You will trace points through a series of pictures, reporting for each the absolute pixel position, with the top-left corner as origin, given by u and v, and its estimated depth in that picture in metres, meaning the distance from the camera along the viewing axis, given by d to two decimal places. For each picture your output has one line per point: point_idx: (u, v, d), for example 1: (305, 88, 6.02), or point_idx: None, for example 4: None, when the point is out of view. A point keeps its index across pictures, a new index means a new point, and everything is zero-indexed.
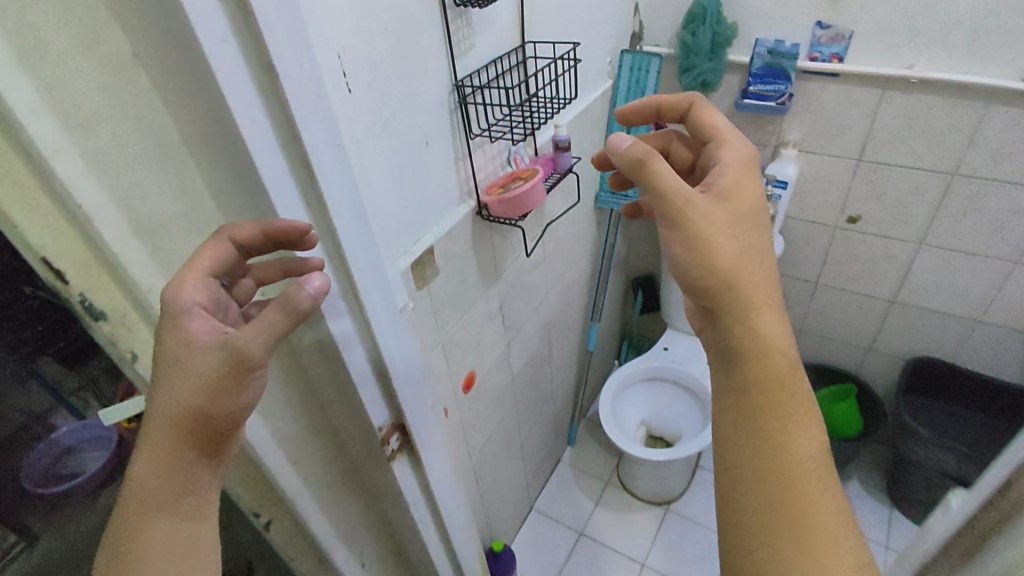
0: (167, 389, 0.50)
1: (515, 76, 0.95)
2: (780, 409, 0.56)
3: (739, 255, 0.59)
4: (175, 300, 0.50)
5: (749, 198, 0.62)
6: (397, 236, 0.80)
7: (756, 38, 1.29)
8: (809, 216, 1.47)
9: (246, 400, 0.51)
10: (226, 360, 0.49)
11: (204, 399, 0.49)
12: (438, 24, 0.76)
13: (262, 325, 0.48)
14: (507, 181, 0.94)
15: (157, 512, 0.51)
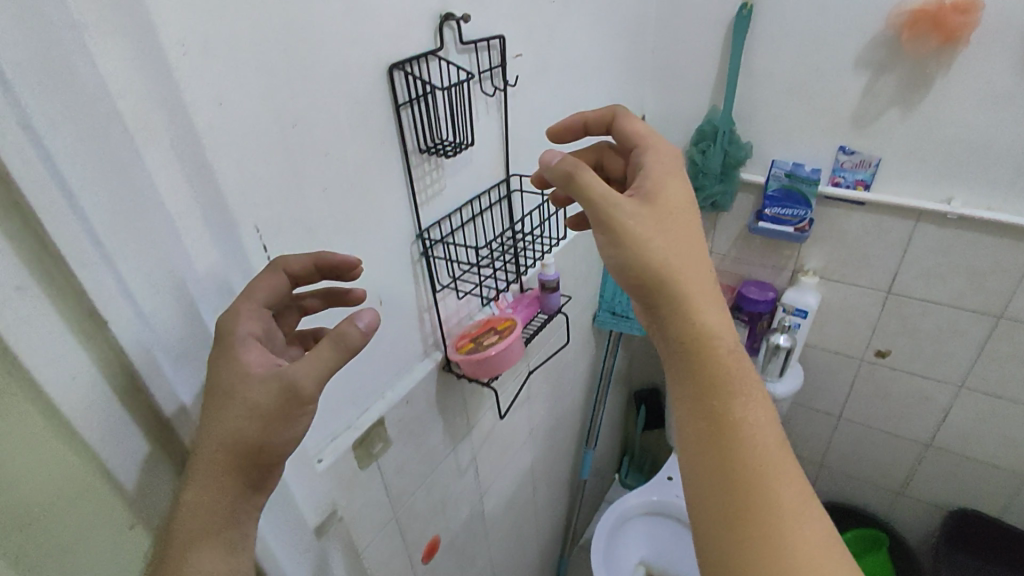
0: (213, 420, 0.45)
1: (495, 214, 0.86)
2: (730, 399, 0.49)
3: (674, 252, 0.50)
4: (230, 330, 0.47)
5: (680, 196, 0.53)
6: (336, 413, 0.68)
7: (773, 160, 1.19)
8: (831, 346, 1.31)
9: (296, 432, 0.47)
10: (278, 388, 0.45)
11: (261, 428, 0.45)
12: (399, 172, 0.67)
13: (319, 361, 0.45)
14: (479, 335, 0.81)
15: (208, 542, 0.45)
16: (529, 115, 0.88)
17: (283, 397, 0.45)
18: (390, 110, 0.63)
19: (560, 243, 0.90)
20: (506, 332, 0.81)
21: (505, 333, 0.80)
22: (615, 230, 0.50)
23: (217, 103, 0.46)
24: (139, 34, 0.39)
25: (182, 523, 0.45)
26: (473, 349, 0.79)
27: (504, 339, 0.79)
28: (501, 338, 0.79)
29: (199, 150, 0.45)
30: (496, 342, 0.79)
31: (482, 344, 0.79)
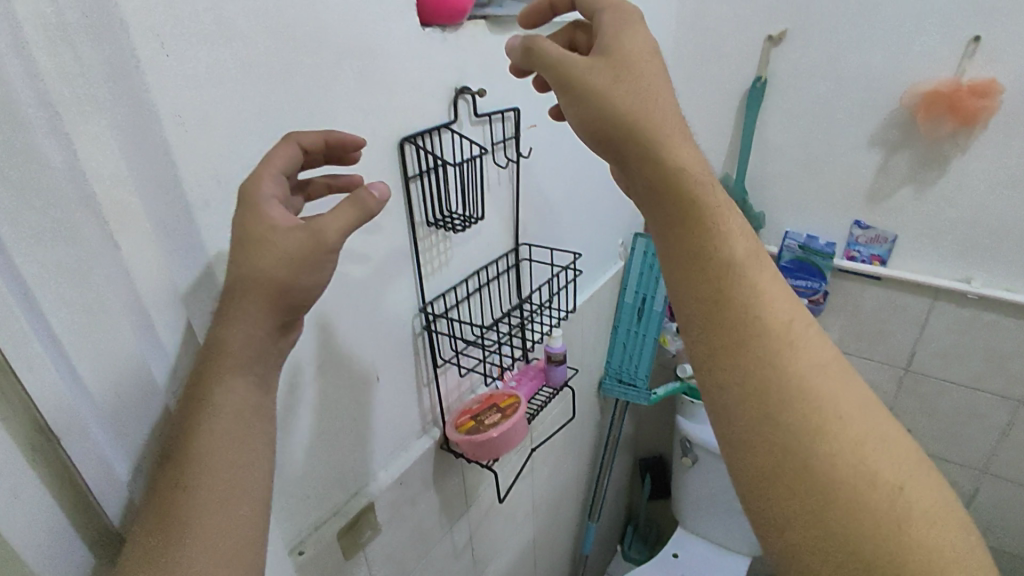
0: (241, 260, 0.44)
1: (501, 284, 0.84)
2: (720, 244, 0.43)
3: (641, 104, 0.44)
4: (253, 192, 0.45)
5: (641, 43, 0.47)
6: (323, 499, 0.63)
7: (786, 231, 1.17)
8: None
9: (318, 283, 0.46)
10: (304, 235, 0.44)
11: (290, 272, 0.44)
12: (405, 246, 0.65)
13: (345, 216, 0.45)
14: (481, 411, 0.77)
15: (238, 374, 0.45)
16: (540, 184, 0.87)
17: (310, 247, 0.44)
18: (399, 183, 0.61)
19: (569, 316, 0.87)
20: (509, 411, 0.77)
21: (508, 413, 0.76)
22: (575, 88, 0.47)
23: (213, 179, 0.45)
24: (129, 118, 0.38)
25: (211, 357, 0.44)
26: (474, 429, 0.75)
27: (507, 420, 0.75)
28: (504, 419, 0.76)
29: (191, 226, 0.44)
30: (498, 422, 0.75)
31: (483, 423, 0.75)
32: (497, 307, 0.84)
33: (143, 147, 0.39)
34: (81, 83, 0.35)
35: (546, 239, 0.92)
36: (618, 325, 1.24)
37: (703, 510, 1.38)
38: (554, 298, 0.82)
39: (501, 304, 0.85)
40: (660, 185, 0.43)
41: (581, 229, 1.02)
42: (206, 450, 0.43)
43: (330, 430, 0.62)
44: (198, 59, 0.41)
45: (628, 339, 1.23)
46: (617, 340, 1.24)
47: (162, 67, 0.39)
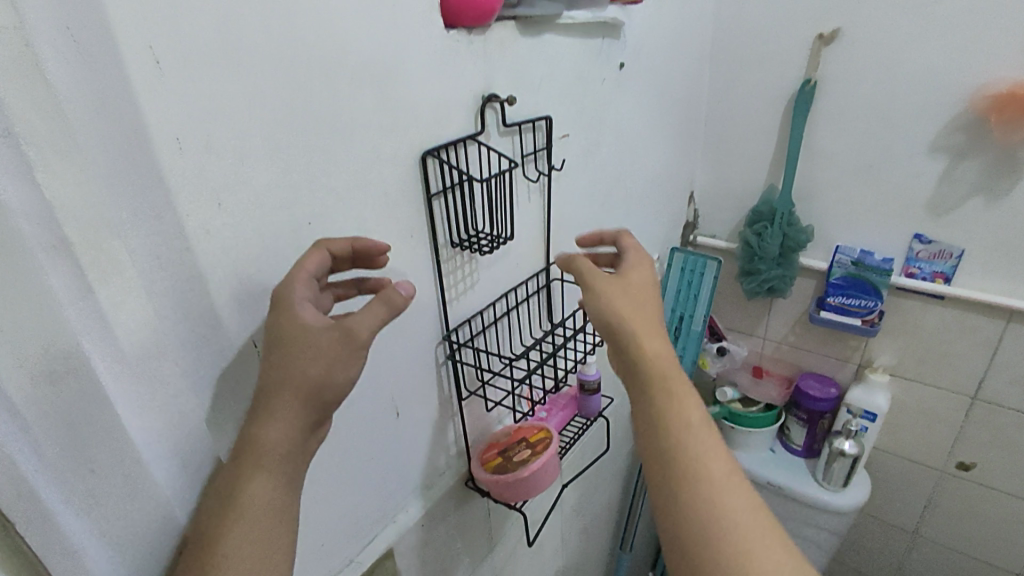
0: (278, 358, 0.42)
1: (532, 306, 0.79)
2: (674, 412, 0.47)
3: (627, 311, 0.51)
4: (284, 295, 0.44)
5: (645, 278, 0.56)
6: (337, 548, 0.59)
7: (837, 245, 1.08)
8: (906, 452, 1.16)
9: (350, 378, 0.44)
10: (336, 332, 0.43)
11: (325, 370, 0.43)
12: (428, 271, 0.60)
13: (378, 315, 0.45)
14: (509, 448, 0.71)
15: (266, 472, 0.42)
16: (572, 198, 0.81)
17: (340, 344, 0.43)
18: (420, 205, 0.56)
19: (605, 340, 0.80)
20: (540, 446, 0.71)
21: (539, 449, 0.70)
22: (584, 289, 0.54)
23: (216, 204, 0.40)
24: (114, 149, 0.33)
25: (241, 457, 0.42)
26: (501, 467, 0.68)
27: (539, 457, 0.69)
28: (534, 455, 0.69)
29: (188, 255, 0.39)
30: (528, 459, 0.69)
31: (512, 460, 0.69)
32: (527, 330, 0.79)
33: (134, 171, 0.35)
34: (50, 113, 0.30)
35: None
36: None
37: None
38: (589, 322, 0.76)
39: (532, 327, 0.80)
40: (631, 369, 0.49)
41: None
42: (228, 543, 0.40)
43: (345, 476, 0.57)
44: (197, 71, 0.36)
45: None
46: None
47: (157, 89, 0.35)
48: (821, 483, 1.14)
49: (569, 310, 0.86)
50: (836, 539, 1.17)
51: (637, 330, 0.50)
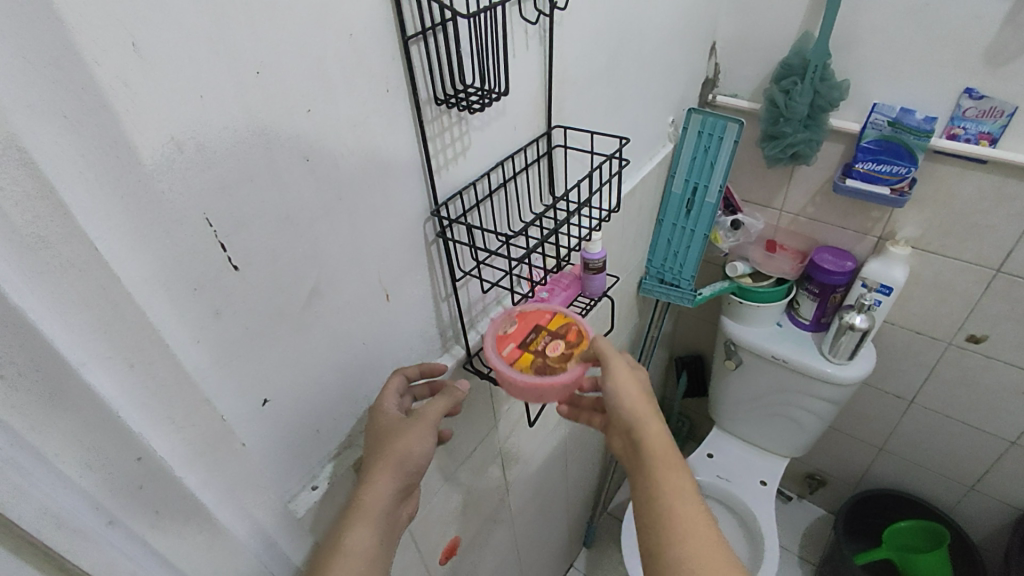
0: (382, 441, 0.56)
1: (531, 177, 0.71)
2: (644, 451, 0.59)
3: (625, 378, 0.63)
4: (378, 408, 0.58)
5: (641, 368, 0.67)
6: (334, 431, 0.58)
7: (874, 103, 0.97)
8: (915, 325, 1.13)
9: (424, 449, 0.57)
10: (414, 418, 0.57)
11: (409, 444, 0.56)
12: (411, 134, 0.53)
13: (445, 399, 0.60)
14: (535, 342, 0.66)
15: (368, 525, 0.54)
16: (578, 48, 0.70)
17: (415, 421, 0.57)
18: (396, 45, 0.48)
19: (613, 213, 0.73)
20: (571, 337, 0.67)
21: (577, 341, 0.67)
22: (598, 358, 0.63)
23: (130, 44, 0.32)
24: None
25: (351, 513, 0.54)
26: (542, 368, 0.64)
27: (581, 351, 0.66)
28: (573, 349, 0.66)
29: (104, 113, 0.32)
30: (569, 355, 0.65)
31: (551, 358, 0.64)
32: (527, 205, 0.72)
33: None
34: None
35: (584, 121, 0.77)
36: (663, 220, 1.10)
37: (742, 410, 1.33)
38: (595, 194, 0.69)
39: (533, 200, 0.73)
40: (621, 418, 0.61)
41: (626, 106, 0.85)
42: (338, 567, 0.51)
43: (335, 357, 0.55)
44: None
45: (673, 235, 1.10)
46: (661, 235, 1.11)
47: None
48: (827, 356, 1.13)
49: (574, 181, 0.79)
50: (833, 408, 1.19)
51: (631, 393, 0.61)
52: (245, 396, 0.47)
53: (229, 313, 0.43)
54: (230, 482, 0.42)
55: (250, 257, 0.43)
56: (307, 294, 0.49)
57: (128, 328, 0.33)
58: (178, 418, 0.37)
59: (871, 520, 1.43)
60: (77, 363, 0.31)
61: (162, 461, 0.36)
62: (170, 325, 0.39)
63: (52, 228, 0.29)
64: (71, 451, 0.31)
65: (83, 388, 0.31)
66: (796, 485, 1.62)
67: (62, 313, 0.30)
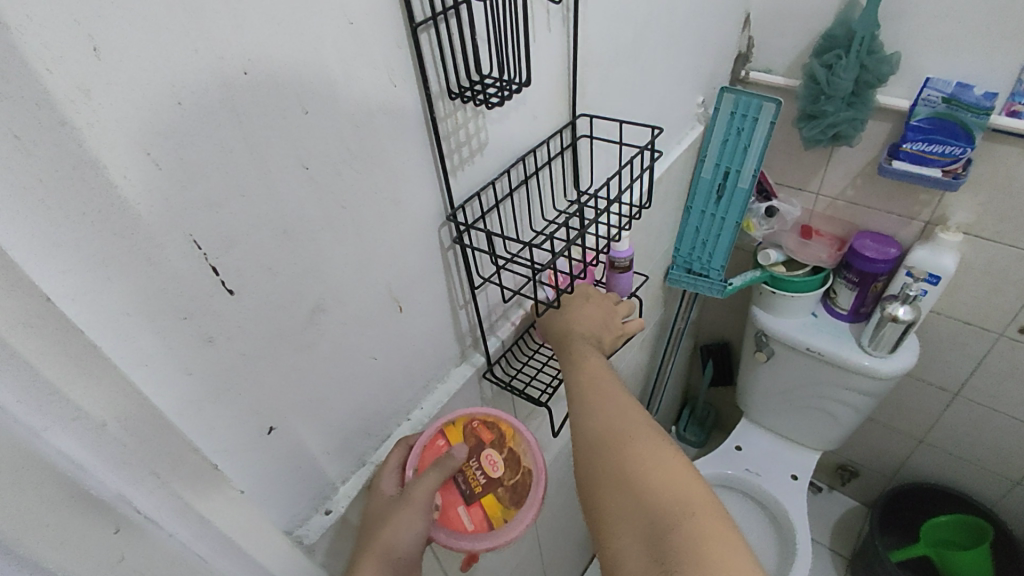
0: (376, 529, 0.53)
1: (554, 172, 0.66)
2: (578, 354, 0.63)
3: (566, 314, 0.66)
4: (381, 485, 0.55)
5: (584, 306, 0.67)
6: (346, 451, 0.55)
7: (926, 78, 0.88)
8: (962, 315, 1.06)
9: (414, 535, 0.53)
10: (407, 503, 0.53)
11: (398, 532, 0.52)
12: (421, 132, 0.48)
13: (436, 475, 0.55)
14: (473, 483, 0.58)
15: None
16: (602, 26, 0.64)
17: (406, 505, 0.53)
18: (403, 34, 0.43)
19: (643, 210, 0.67)
20: (486, 435, 0.61)
21: (497, 432, 0.61)
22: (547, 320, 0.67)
23: (88, 44, 0.27)
24: None
25: None
26: (514, 495, 0.59)
27: (512, 439, 0.61)
28: (505, 447, 0.61)
29: (64, 135, 0.28)
30: (509, 453, 0.60)
31: (505, 479, 0.59)
32: (550, 201, 0.67)
33: None
34: None
35: (609, 107, 0.71)
36: (690, 208, 1.04)
37: (771, 403, 1.28)
38: (624, 190, 0.63)
39: (556, 197, 0.68)
40: (562, 334, 0.65)
41: (654, 88, 0.79)
42: None
43: (343, 376, 0.51)
44: None
45: (701, 224, 1.04)
46: (689, 224, 1.05)
47: None
48: (866, 348, 1.07)
49: (599, 172, 0.73)
50: (869, 401, 1.14)
51: (571, 322, 0.65)
52: (247, 426, 0.44)
53: (225, 340, 0.39)
54: (228, 531, 0.39)
55: (246, 279, 0.39)
56: (311, 312, 0.45)
57: (96, 379, 0.30)
58: (162, 467, 0.34)
59: (908, 513, 1.37)
60: (32, 432, 0.27)
61: (144, 519, 0.33)
62: (155, 360, 0.36)
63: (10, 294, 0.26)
64: (38, 534, 0.27)
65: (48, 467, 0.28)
66: (827, 476, 1.58)
67: (7, 381, 0.26)
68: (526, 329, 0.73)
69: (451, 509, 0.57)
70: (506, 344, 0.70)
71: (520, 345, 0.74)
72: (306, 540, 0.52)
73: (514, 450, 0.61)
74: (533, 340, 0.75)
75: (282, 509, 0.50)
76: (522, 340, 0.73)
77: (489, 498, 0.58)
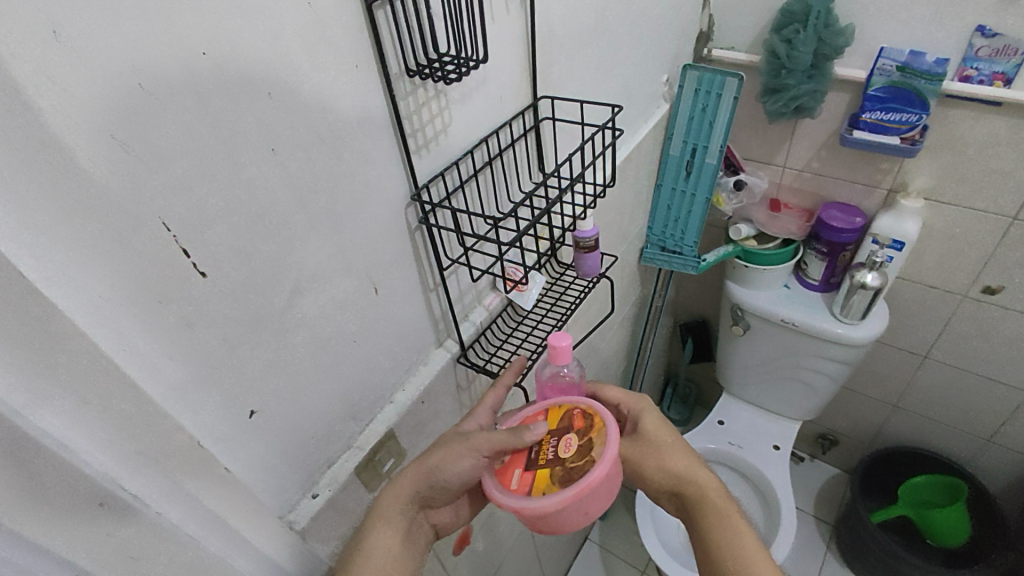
0: (431, 448, 0.58)
1: (519, 153, 0.67)
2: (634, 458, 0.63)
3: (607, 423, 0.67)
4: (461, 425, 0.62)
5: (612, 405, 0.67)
6: (333, 435, 0.56)
7: (881, 49, 0.91)
8: (927, 279, 1.10)
9: (455, 466, 0.56)
10: (462, 437, 0.57)
11: (439, 456, 0.56)
12: (384, 113, 0.48)
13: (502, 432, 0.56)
14: (541, 453, 0.56)
15: (384, 529, 0.54)
16: (562, 5, 0.64)
17: (459, 440, 0.57)
18: (359, 12, 0.43)
19: (608, 188, 0.68)
20: (580, 423, 0.58)
21: (589, 422, 0.57)
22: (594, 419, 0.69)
23: (48, 29, 0.27)
24: None
25: (374, 515, 0.55)
26: (567, 476, 0.53)
27: (598, 430, 0.56)
28: (587, 437, 0.56)
29: (26, 114, 0.28)
30: (588, 442, 0.56)
31: (570, 461, 0.55)
32: (516, 184, 0.68)
33: None
34: None
35: (575, 88, 0.72)
36: (661, 184, 1.06)
37: (750, 375, 1.31)
38: (587, 169, 0.64)
39: (522, 180, 0.69)
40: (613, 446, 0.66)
41: (618, 67, 0.80)
42: None
43: (324, 359, 0.51)
44: None
45: (673, 201, 1.06)
46: (661, 201, 1.07)
47: None
48: (837, 316, 1.09)
49: (565, 154, 0.74)
50: (844, 369, 1.17)
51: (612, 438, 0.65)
52: (229, 410, 0.44)
53: (202, 323, 0.40)
54: (216, 510, 0.40)
55: (221, 262, 0.40)
56: (288, 295, 0.46)
57: (74, 354, 0.30)
58: (149, 449, 0.34)
59: (886, 476, 1.42)
60: (11, 410, 0.27)
61: (132, 498, 0.33)
62: (137, 345, 0.36)
63: None
64: (18, 511, 0.28)
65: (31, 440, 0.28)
66: (808, 446, 1.62)
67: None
68: (501, 311, 0.74)
69: (509, 468, 0.57)
70: (481, 327, 0.71)
71: (495, 327, 0.74)
72: (297, 524, 0.52)
73: (595, 444, 0.55)
74: (507, 324, 0.76)
75: (270, 493, 0.50)
76: (498, 322, 0.74)
77: (546, 473, 0.55)
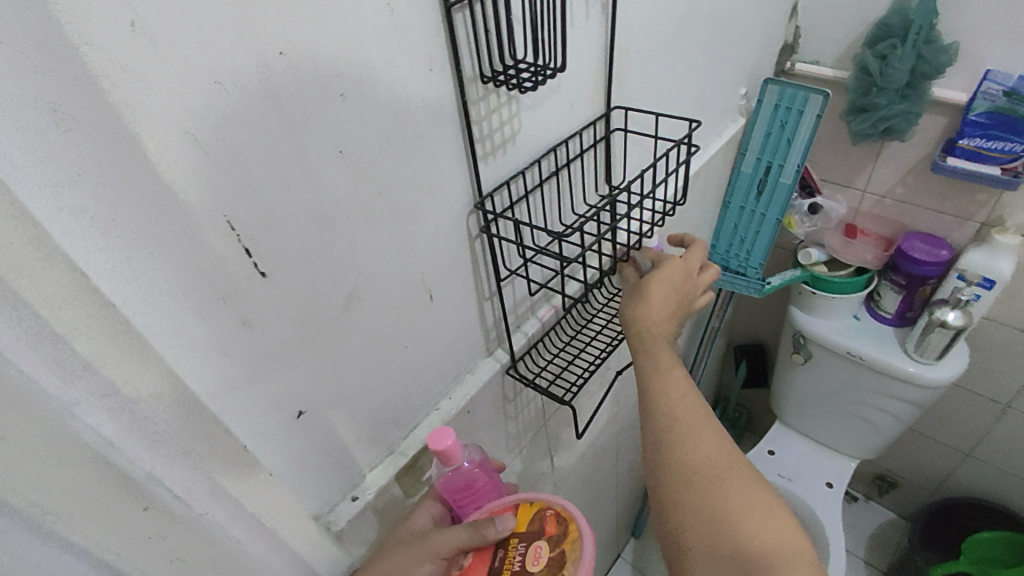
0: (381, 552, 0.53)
1: (586, 164, 0.65)
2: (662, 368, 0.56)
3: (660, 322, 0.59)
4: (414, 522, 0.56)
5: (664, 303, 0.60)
6: (375, 439, 0.55)
7: (987, 70, 0.84)
8: (1019, 322, 1.01)
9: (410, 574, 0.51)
10: (415, 544, 0.52)
11: (392, 562, 0.51)
12: (454, 119, 0.47)
13: (461, 531, 0.52)
14: (506, 563, 0.50)
15: None
16: (645, 12, 0.61)
17: (412, 545, 0.52)
18: (438, 14, 0.42)
19: (678, 206, 0.65)
20: (551, 529, 0.50)
21: (563, 529, 0.50)
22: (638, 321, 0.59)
23: (129, 22, 0.27)
24: None
25: None
26: None
27: (571, 543, 0.49)
28: (560, 547, 0.49)
29: (103, 108, 0.28)
30: (561, 558, 0.48)
31: None
32: (581, 195, 0.66)
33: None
34: None
35: (650, 99, 0.69)
36: (729, 203, 1.01)
37: (808, 407, 1.24)
38: (659, 185, 0.61)
39: (587, 191, 0.66)
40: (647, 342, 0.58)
41: (695, 78, 0.77)
42: None
43: (374, 362, 0.51)
44: None
45: (740, 219, 1.01)
46: (727, 219, 1.03)
47: None
48: (911, 354, 1.01)
49: (633, 166, 0.71)
50: (914, 411, 1.09)
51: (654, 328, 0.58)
52: (276, 410, 0.44)
53: (258, 322, 0.39)
54: (257, 511, 0.39)
55: (281, 261, 0.39)
56: (342, 297, 0.45)
57: (128, 352, 0.30)
58: (196, 452, 0.34)
59: (950, 528, 1.31)
60: (62, 407, 0.27)
61: (174, 499, 0.33)
62: (192, 344, 0.36)
63: (45, 272, 0.25)
64: (65, 508, 0.27)
65: (76, 441, 0.28)
66: (864, 486, 1.52)
67: (41, 352, 0.26)
68: (554, 324, 0.72)
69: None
70: (533, 340, 0.69)
71: (548, 339, 0.73)
72: (334, 525, 0.52)
73: (567, 559, 0.48)
74: (559, 338, 0.74)
75: (309, 493, 0.50)
76: (550, 335, 0.72)
77: None
